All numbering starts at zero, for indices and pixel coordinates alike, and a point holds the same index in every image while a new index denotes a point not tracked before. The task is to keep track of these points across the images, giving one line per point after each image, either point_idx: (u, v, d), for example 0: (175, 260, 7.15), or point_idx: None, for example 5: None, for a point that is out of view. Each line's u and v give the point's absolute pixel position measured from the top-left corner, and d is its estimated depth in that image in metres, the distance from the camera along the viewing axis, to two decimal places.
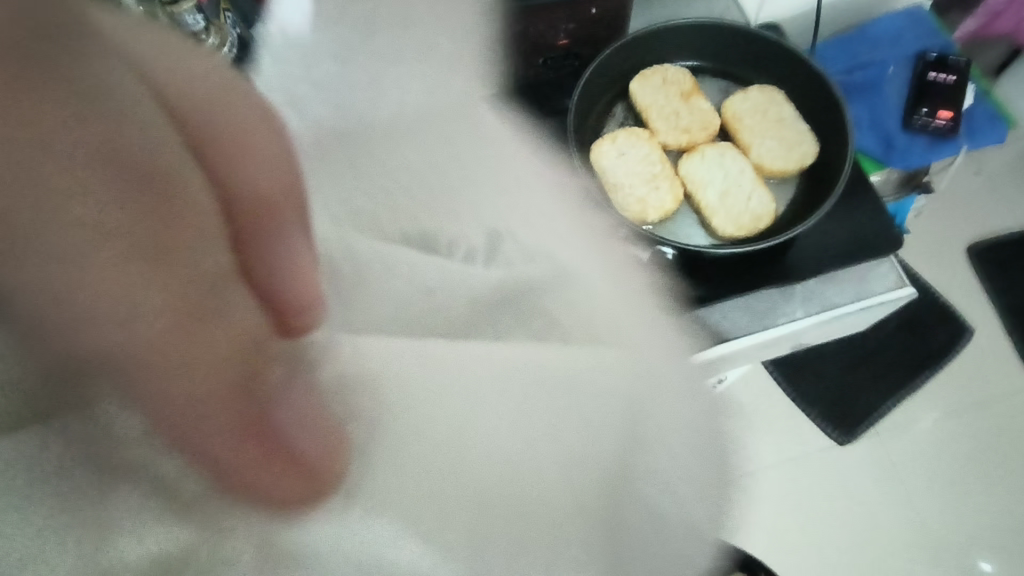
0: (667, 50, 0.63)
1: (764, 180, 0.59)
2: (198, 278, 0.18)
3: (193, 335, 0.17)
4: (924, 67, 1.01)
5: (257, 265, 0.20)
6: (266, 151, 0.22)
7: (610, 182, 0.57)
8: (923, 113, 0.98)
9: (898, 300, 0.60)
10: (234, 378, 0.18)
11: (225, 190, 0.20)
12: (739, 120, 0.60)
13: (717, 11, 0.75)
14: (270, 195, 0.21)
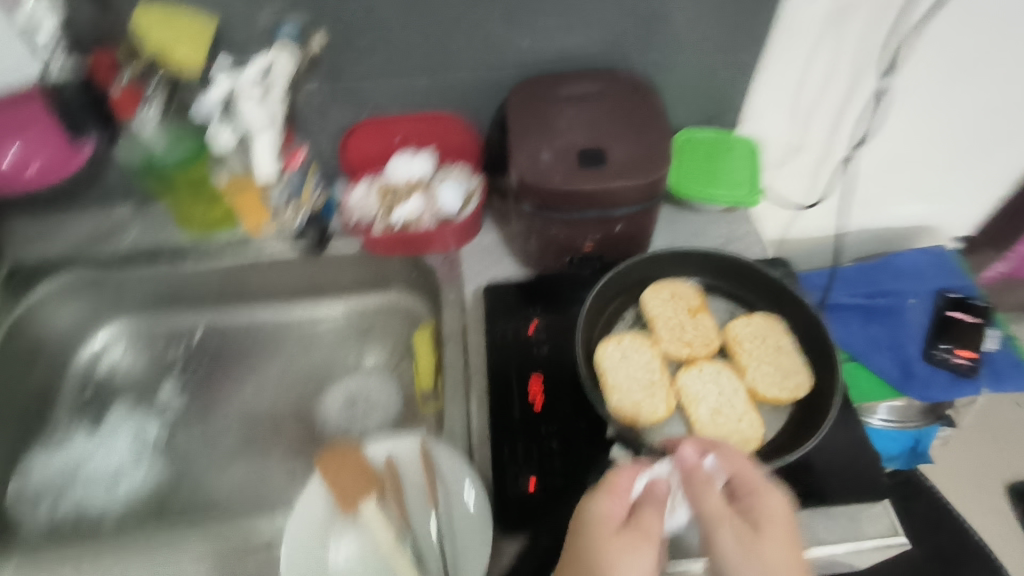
0: (679, 268, 0.69)
1: (757, 403, 0.61)
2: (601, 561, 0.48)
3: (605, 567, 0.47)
4: (945, 305, 1.04)
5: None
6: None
7: (609, 381, 0.61)
8: (943, 348, 0.99)
9: (893, 547, 0.58)
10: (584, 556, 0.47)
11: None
12: (739, 342, 0.64)
13: (737, 233, 0.85)
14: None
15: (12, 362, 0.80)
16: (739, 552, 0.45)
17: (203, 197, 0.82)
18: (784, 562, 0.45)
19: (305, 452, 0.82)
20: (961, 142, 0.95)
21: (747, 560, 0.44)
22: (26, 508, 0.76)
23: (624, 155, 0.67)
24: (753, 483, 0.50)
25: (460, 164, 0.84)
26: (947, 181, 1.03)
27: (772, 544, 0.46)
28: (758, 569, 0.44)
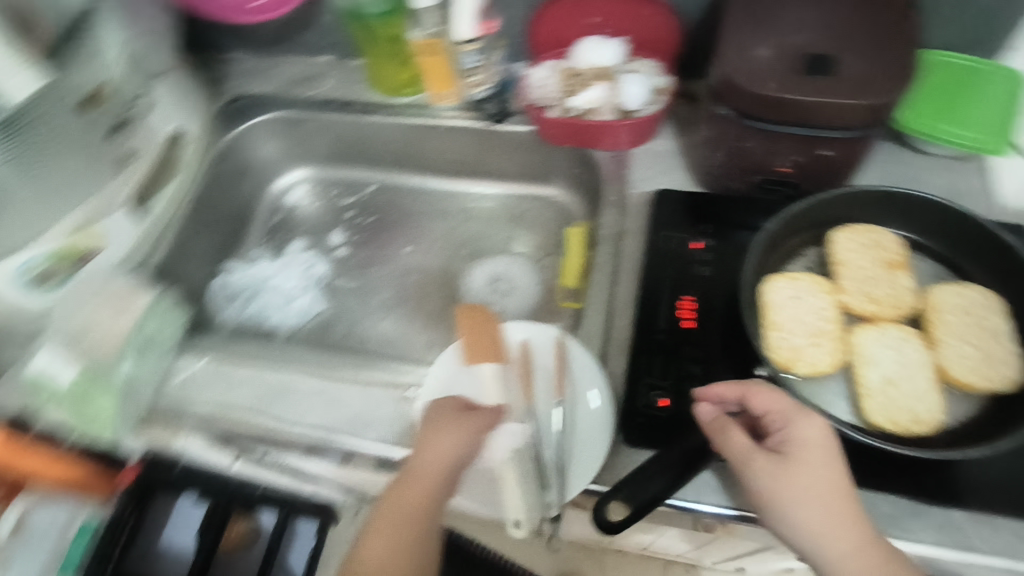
0: (889, 213, 0.60)
1: (942, 383, 0.53)
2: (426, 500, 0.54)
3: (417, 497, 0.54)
4: None
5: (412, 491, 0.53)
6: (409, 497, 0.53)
7: (772, 318, 0.56)
8: None
9: None
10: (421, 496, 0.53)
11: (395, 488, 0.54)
12: (940, 312, 0.55)
13: (968, 189, 0.71)
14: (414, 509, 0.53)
15: (220, 180, 0.90)
16: (775, 485, 0.44)
17: (397, 56, 0.84)
18: (822, 484, 0.44)
19: (447, 318, 0.87)
20: None
21: (777, 493, 0.44)
22: (218, 307, 0.86)
23: (860, 67, 0.57)
24: (782, 411, 0.47)
25: (651, 61, 0.78)
26: None
27: (804, 469, 0.44)
28: (803, 495, 0.43)
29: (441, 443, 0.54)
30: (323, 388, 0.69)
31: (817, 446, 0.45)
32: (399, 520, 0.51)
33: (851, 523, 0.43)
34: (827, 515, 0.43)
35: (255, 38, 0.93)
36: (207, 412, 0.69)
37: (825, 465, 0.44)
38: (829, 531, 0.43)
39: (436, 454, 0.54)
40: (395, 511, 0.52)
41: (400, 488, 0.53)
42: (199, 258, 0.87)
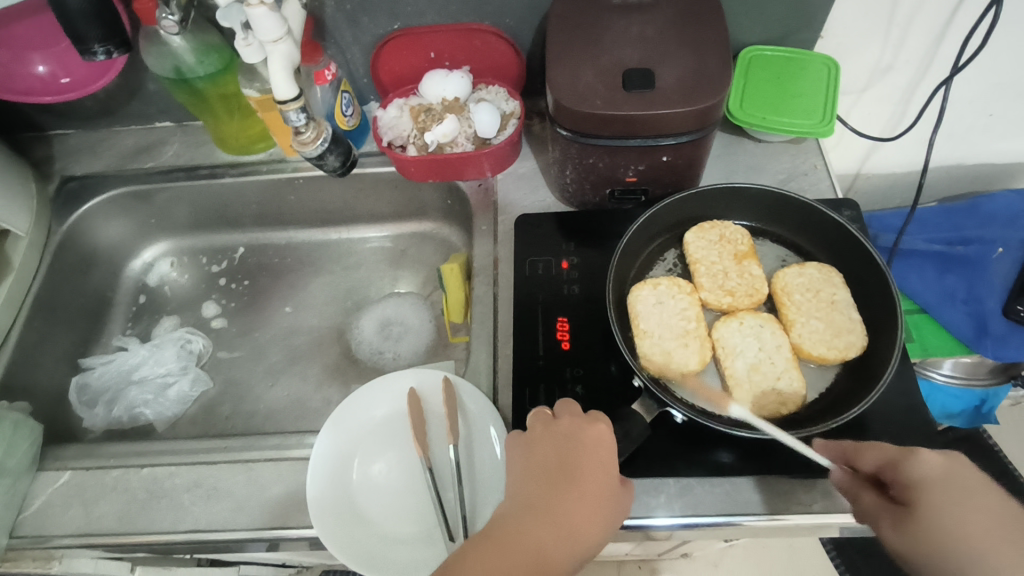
0: (731, 206, 0.63)
1: (800, 360, 0.56)
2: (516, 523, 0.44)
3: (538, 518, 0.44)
4: None
5: (529, 527, 0.43)
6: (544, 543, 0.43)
7: (640, 326, 0.57)
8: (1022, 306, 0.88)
9: None
10: (503, 526, 0.44)
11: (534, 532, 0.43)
12: (788, 293, 0.58)
13: (803, 168, 0.76)
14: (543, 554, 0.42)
15: (64, 272, 0.83)
16: (920, 529, 0.42)
17: (238, 112, 0.81)
18: (957, 518, 0.41)
19: (340, 373, 0.84)
20: None
21: (919, 541, 0.42)
22: (83, 411, 0.78)
23: (677, 77, 0.59)
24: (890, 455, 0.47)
25: (497, 86, 0.79)
26: None
27: (926, 512, 0.42)
28: (946, 524, 0.41)
29: (585, 499, 0.45)
30: (206, 480, 0.65)
31: (970, 484, 0.42)
32: (526, 556, 0.42)
33: (991, 530, 0.41)
34: (961, 549, 0.40)
35: (80, 113, 0.87)
36: (77, 534, 0.62)
37: (976, 498, 0.42)
38: (981, 570, 0.39)
39: (570, 503, 0.45)
40: (514, 541, 0.43)
41: (536, 521, 0.44)
42: (51, 361, 0.79)
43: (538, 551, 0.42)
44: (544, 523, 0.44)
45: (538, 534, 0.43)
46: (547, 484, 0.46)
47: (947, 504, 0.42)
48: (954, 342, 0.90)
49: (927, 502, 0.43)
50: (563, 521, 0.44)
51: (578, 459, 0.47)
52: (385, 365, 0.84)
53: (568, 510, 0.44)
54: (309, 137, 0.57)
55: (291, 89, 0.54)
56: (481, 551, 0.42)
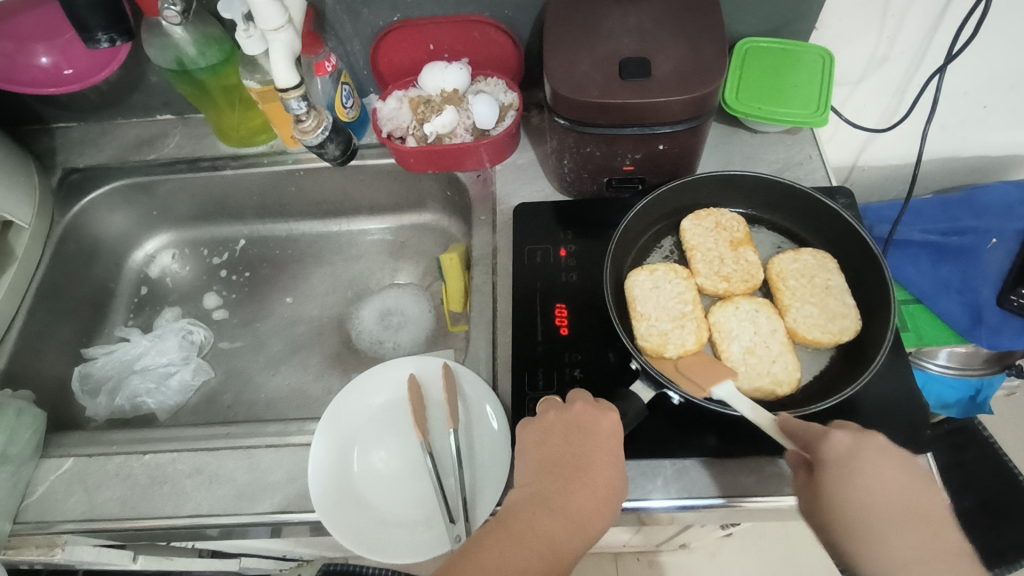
0: (726, 194, 0.64)
1: (794, 344, 0.57)
2: (524, 519, 0.45)
3: (546, 514, 0.45)
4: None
5: (538, 523, 0.45)
6: (552, 538, 0.44)
7: (638, 310, 0.58)
8: (1017, 296, 0.89)
9: None
10: (512, 521, 0.45)
11: (541, 528, 0.45)
12: (783, 279, 0.59)
13: (798, 158, 0.77)
14: (552, 549, 0.44)
15: (67, 262, 0.83)
16: (825, 504, 0.45)
17: (239, 103, 0.81)
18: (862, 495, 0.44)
19: (341, 362, 0.85)
20: None
21: (828, 518, 0.45)
22: (85, 400, 0.79)
23: (673, 65, 0.60)
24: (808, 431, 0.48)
25: (496, 78, 0.80)
26: None
27: (834, 489, 0.45)
28: (848, 499, 0.44)
29: (593, 494, 0.47)
30: (209, 466, 0.65)
31: (868, 463, 0.45)
32: (535, 553, 0.43)
33: (884, 503, 0.44)
34: (866, 522, 0.44)
35: (83, 106, 0.87)
36: (81, 519, 0.63)
37: (873, 476, 0.45)
38: (879, 542, 0.43)
39: (581, 500, 0.46)
40: (526, 538, 0.44)
41: (544, 516, 0.45)
42: (54, 351, 0.80)
43: (547, 547, 0.44)
44: (552, 519, 0.45)
45: (546, 529, 0.45)
46: (555, 478, 0.47)
47: (847, 484, 0.45)
48: (949, 332, 0.91)
49: (832, 480, 0.45)
50: (571, 517, 0.45)
51: (583, 452, 0.48)
52: (385, 354, 0.84)
53: (579, 507, 0.46)
54: (310, 125, 0.57)
55: (292, 77, 0.54)
56: (494, 545, 0.43)
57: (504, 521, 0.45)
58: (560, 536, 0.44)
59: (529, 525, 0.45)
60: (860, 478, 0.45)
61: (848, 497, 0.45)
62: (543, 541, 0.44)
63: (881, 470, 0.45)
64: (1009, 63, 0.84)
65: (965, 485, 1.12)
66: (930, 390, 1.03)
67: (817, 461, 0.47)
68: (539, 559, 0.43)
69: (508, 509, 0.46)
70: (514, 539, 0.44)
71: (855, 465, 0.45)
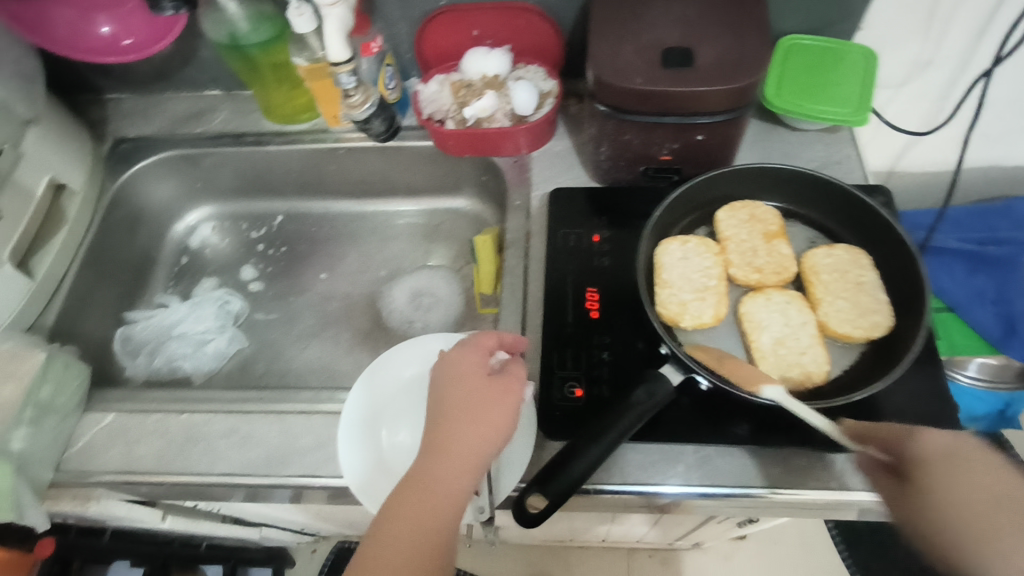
0: (763, 187, 0.64)
1: (825, 338, 0.57)
2: (413, 479, 0.49)
3: (433, 468, 0.48)
4: None
5: (427, 482, 0.48)
6: (441, 494, 0.47)
7: (662, 277, 0.60)
8: None
9: None
10: (407, 487, 0.48)
11: (429, 486, 0.48)
12: (816, 273, 0.59)
13: (837, 157, 0.77)
14: (447, 505, 0.47)
15: (114, 228, 0.87)
16: (937, 501, 0.43)
17: (286, 81, 0.83)
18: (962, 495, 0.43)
19: (370, 339, 0.87)
20: None
21: (933, 514, 0.43)
22: (126, 360, 0.82)
23: (716, 56, 0.61)
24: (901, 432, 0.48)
25: (536, 65, 0.81)
26: None
27: (942, 484, 0.43)
28: (963, 495, 0.42)
29: (473, 432, 0.50)
30: (242, 427, 0.68)
31: (972, 454, 0.44)
32: (426, 508, 0.47)
33: (1004, 505, 0.41)
34: (979, 520, 0.41)
35: (137, 78, 0.91)
36: (118, 471, 0.66)
37: (986, 470, 0.43)
38: (989, 543, 0.40)
39: (459, 439, 0.49)
40: (419, 497, 0.47)
41: (430, 468, 0.48)
42: (98, 312, 0.83)
43: (432, 500, 0.47)
44: (436, 475, 0.48)
45: (431, 482, 0.48)
46: (434, 425, 0.51)
47: (964, 473, 0.43)
48: (982, 342, 0.89)
49: (940, 469, 0.44)
50: (459, 465, 0.48)
51: (451, 391, 0.52)
52: (414, 333, 0.86)
53: (457, 458, 0.49)
54: (358, 100, 0.59)
55: (344, 53, 0.56)
56: (391, 511, 0.47)
57: (405, 487, 0.48)
58: (451, 486, 0.48)
59: (421, 486, 0.48)
60: (971, 470, 0.43)
61: (966, 488, 0.43)
62: (430, 498, 0.47)
63: (995, 467, 0.43)
64: None
65: None
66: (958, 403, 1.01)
67: (920, 453, 0.46)
68: (429, 514, 0.47)
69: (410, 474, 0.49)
70: (406, 502, 0.47)
71: (969, 457, 0.44)
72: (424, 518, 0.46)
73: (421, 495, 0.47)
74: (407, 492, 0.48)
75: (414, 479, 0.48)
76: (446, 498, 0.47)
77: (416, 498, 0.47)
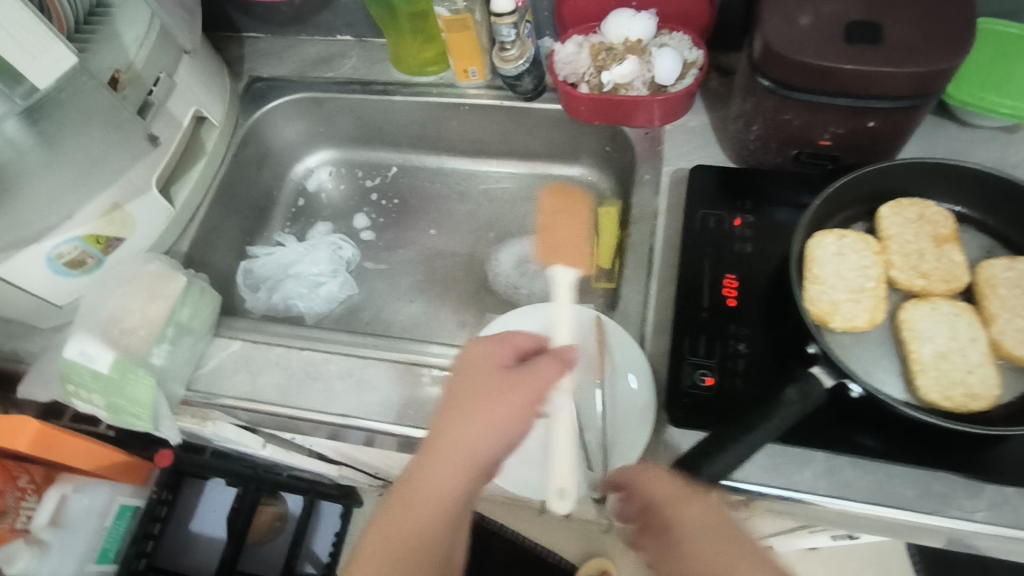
0: (936, 185, 0.58)
1: (996, 359, 0.52)
2: (413, 483, 0.47)
3: (431, 474, 0.47)
4: None
5: (416, 479, 0.47)
6: (425, 494, 0.47)
7: (813, 272, 0.56)
8: None
9: None
10: (410, 498, 0.47)
11: (414, 481, 0.47)
12: (992, 286, 0.54)
13: (1012, 160, 0.69)
14: (433, 510, 0.46)
15: (243, 164, 0.89)
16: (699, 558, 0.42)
17: (421, 32, 0.83)
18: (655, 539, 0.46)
19: (476, 300, 0.86)
20: None
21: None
22: (247, 293, 0.86)
23: (911, 35, 0.55)
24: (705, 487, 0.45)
25: (683, 33, 0.77)
26: None
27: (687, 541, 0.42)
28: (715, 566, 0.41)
29: (477, 431, 0.48)
30: (358, 372, 0.69)
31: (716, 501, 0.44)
32: (417, 517, 0.46)
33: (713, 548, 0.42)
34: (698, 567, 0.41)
35: (275, 19, 0.92)
36: (242, 397, 0.69)
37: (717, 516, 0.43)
38: None
39: (465, 440, 0.48)
40: (416, 503, 0.46)
41: (427, 464, 0.47)
42: (224, 245, 0.87)
43: (410, 497, 0.46)
44: (419, 469, 0.47)
45: (416, 484, 0.47)
46: (445, 413, 0.49)
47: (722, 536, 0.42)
48: None
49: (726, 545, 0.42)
50: (454, 463, 0.47)
51: (479, 385, 0.50)
52: (520, 300, 0.85)
53: (440, 460, 0.47)
54: (513, 55, 0.57)
55: (509, 4, 0.54)
56: (391, 515, 0.46)
57: (397, 487, 0.48)
58: (446, 492, 0.46)
59: (413, 489, 0.47)
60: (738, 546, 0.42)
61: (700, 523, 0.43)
62: (415, 493, 0.47)
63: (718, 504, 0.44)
64: None
65: None
66: None
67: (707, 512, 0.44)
68: (418, 530, 0.46)
69: (407, 471, 0.48)
70: (400, 514, 0.46)
71: (714, 511, 0.43)
72: (408, 529, 0.46)
73: (410, 499, 0.46)
74: (401, 494, 0.47)
75: (412, 482, 0.47)
76: (423, 497, 0.46)
77: (408, 507, 0.46)
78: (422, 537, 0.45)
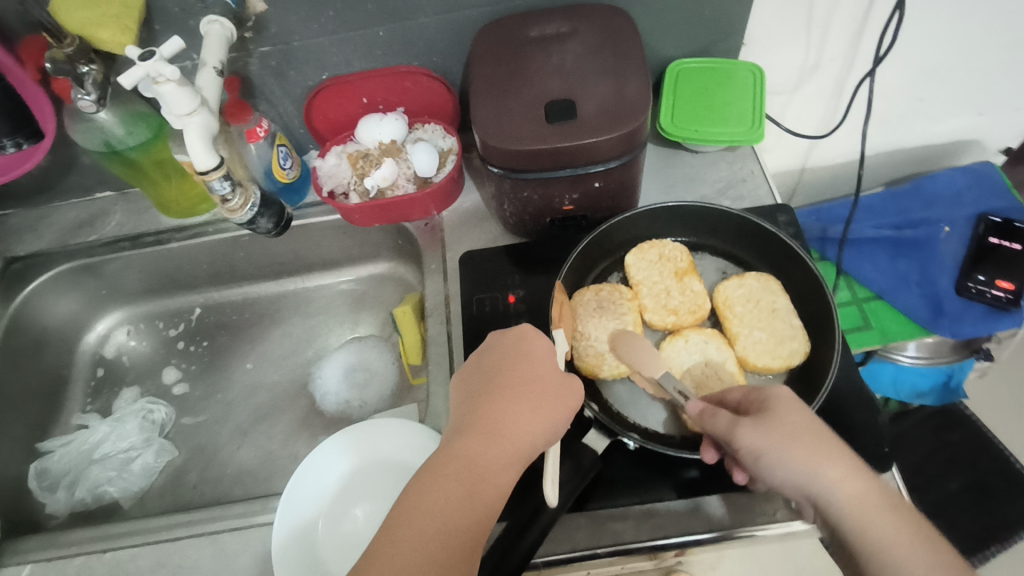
0: (668, 224, 0.64)
1: (747, 372, 0.57)
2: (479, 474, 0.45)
3: (494, 447, 0.47)
4: (985, 230, 0.94)
5: (468, 450, 0.46)
6: (496, 471, 0.45)
7: (579, 331, 0.58)
8: (980, 281, 0.89)
9: None
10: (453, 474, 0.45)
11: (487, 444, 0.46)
12: (730, 307, 0.59)
13: (739, 175, 0.78)
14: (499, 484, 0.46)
15: (15, 355, 0.81)
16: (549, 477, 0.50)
17: (174, 174, 0.80)
18: (528, 419, 0.48)
19: (308, 426, 0.83)
20: (1003, 45, 0.84)
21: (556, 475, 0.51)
22: (45, 496, 0.77)
23: (600, 104, 0.60)
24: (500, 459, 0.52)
25: (433, 124, 0.80)
26: (989, 94, 0.92)
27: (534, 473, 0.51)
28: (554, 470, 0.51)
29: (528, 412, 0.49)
30: (172, 558, 0.63)
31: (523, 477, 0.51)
32: (466, 482, 0.44)
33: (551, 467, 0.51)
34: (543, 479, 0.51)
35: (19, 194, 0.86)
36: None
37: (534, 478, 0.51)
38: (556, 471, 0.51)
39: (508, 427, 0.48)
40: (465, 471, 0.45)
41: (476, 440, 0.46)
42: (9, 449, 0.78)
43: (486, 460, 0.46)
44: (476, 455, 0.46)
45: (483, 452, 0.46)
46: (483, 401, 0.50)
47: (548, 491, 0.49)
48: (912, 326, 0.91)
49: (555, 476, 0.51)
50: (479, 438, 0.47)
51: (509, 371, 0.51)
52: (352, 414, 0.83)
53: (489, 439, 0.47)
54: (238, 204, 0.57)
55: (211, 160, 0.53)
56: (430, 481, 0.44)
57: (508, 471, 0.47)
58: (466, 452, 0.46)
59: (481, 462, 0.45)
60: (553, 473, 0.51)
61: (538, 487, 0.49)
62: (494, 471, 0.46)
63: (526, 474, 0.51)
64: (938, 58, 0.85)
65: (950, 469, 1.12)
66: (902, 382, 1.04)
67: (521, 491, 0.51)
68: (465, 504, 0.43)
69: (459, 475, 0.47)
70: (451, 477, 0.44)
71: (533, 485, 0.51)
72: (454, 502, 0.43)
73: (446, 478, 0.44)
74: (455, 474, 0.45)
75: (465, 465, 0.45)
76: (470, 471, 0.45)
77: (450, 472, 0.44)
78: (473, 508, 0.43)
